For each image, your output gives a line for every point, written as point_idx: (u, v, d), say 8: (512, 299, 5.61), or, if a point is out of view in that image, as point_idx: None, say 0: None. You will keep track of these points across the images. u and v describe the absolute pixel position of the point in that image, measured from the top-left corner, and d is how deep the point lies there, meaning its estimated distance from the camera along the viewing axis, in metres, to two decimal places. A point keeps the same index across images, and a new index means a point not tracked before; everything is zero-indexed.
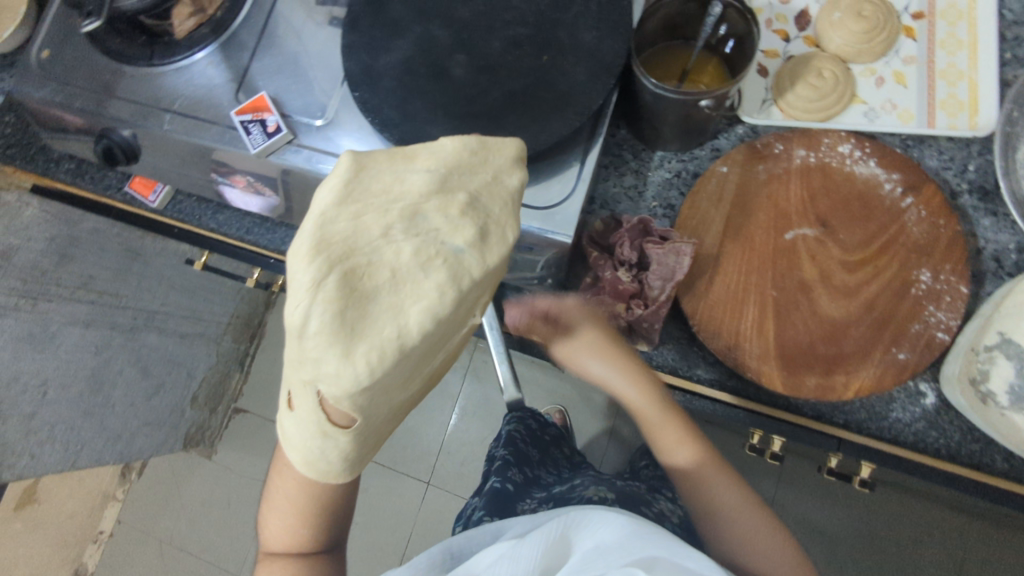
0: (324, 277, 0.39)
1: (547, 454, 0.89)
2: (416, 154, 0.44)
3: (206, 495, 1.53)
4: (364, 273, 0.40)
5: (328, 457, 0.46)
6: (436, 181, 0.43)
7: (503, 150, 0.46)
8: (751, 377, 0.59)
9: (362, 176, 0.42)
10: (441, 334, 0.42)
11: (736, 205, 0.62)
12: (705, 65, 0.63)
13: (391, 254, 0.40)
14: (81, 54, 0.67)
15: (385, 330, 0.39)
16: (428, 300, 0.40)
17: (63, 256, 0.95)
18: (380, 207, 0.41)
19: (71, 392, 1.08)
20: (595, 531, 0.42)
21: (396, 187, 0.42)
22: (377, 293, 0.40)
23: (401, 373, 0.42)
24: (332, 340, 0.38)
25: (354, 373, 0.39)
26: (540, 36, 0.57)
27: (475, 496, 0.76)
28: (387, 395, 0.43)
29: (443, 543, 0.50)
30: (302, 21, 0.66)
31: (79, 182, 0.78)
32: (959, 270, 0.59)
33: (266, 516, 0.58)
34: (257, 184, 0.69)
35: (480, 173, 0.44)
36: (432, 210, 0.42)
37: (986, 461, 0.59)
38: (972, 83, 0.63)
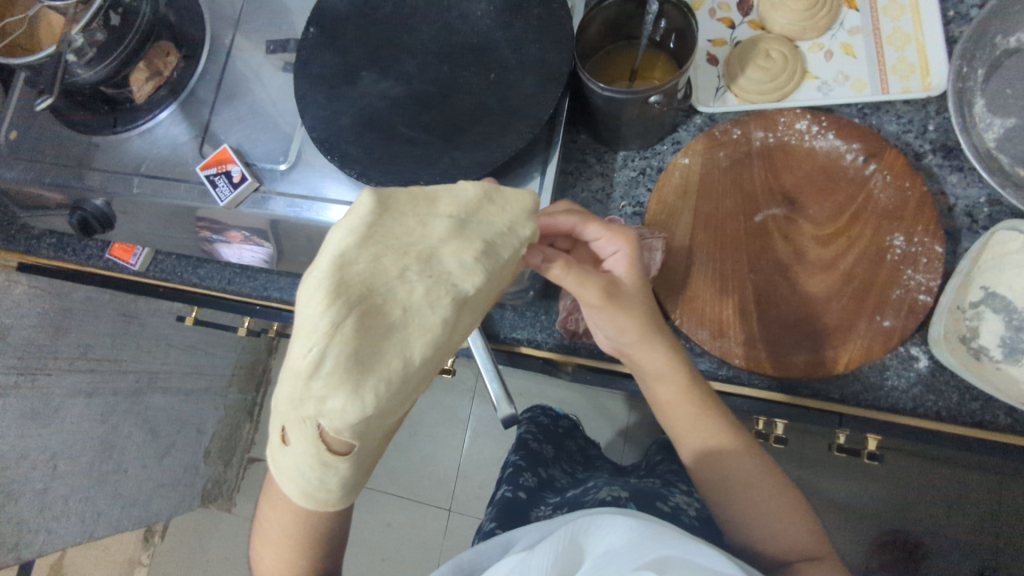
0: (340, 319, 0.38)
1: (560, 454, 0.86)
2: (438, 196, 0.44)
3: (229, 550, 1.52)
4: (378, 311, 0.40)
5: (325, 488, 0.43)
6: (456, 226, 0.43)
7: (518, 200, 0.47)
8: (739, 364, 0.59)
9: (386, 217, 0.41)
10: (436, 365, 0.44)
11: (702, 195, 0.62)
12: (653, 62, 0.64)
13: (405, 294, 0.41)
14: (47, 130, 0.68)
15: (393, 363, 0.40)
16: (433, 335, 0.41)
17: (58, 329, 0.98)
18: (399, 248, 0.41)
19: (81, 462, 1.09)
20: (604, 536, 0.40)
21: (419, 231, 0.42)
22: (388, 330, 0.40)
23: (401, 405, 0.43)
24: (344, 380, 0.38)
25: (361, 410, 0.38)
26: (485, 55, 0.58)
27: (488, 508, 0.74)
28: (387, 425, 0.44)
29: (453, 561, 0.48)
30: (256, 72, 0.68)
31: (62, 255, 0.79)
32: (931, 231, 0.58)
33: (263, 550, 0.58)
34: (251, 238, 0.70)
35: (496, 221, 0.45)
36: (449, 254, 0.42)
37: (989, 419, 0.57)
38: (920, 45, 0.64)
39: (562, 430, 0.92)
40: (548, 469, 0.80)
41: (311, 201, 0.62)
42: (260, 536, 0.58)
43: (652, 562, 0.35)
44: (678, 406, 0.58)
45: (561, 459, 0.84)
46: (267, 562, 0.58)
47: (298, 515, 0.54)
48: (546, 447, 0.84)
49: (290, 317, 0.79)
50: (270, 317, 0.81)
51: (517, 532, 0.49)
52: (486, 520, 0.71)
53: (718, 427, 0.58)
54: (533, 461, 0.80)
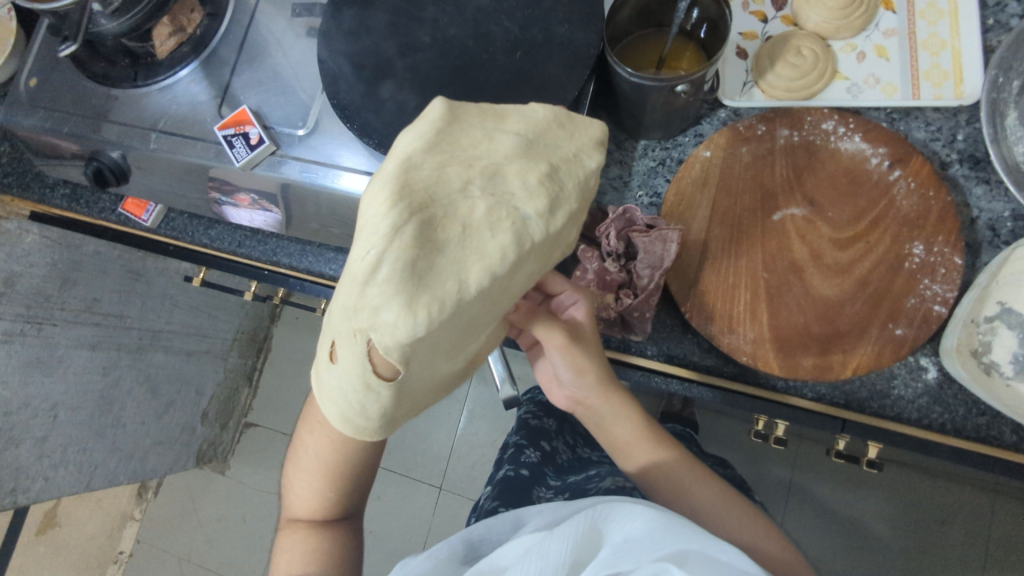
0: (403, 223, 0.35)
1: (563, 425, 0.86)
2: (506, 114, 0.40)
3: (221, 511, 1.54)
4: (439, 224, 0.36)
5: (365, 415, 0.44)
6: (522, 144, 0.39)
7: (587, 128, 0.42)
8: (746, 362, 0.58)
9: (454, 126, 0.38)
10: (491, 297, 0.39)
11: (722, 188, 0.62)
12: (682, 51, 0.63)
13: (465, 211, 0.36)
14: (67, 79, 0.68)
15: (447, 285, 0.36)
16: (491, 260, 0.36)
17: (66, 280, 0.98)
18: (464, 160, 0.38)
19: (82, 413, 1.10)
20: (625, 525, 0.41)
21: (485, 144, 0.38)
22: (446, 245, 0.36)
23: (449, 335, 0.39)
24: (400, 291, 0.35)
25: (412, 328, 0.35)
26: (513, 34, 0.57)
27: (488, 486, 0.74)
28: (431, 355, 0.41)
29: (463, 532, 0.50)
30: (280, 34, 0.67)
31: (74, 206, 0.79)
32: (952, 241, 0.58)
33: (293, 482, 0.62)
34: (259, 203, 0.70)
35: (562, 145, 0.41)
36: (513, 173, 0.38)
37: (994, 434, 0.57)
38: (956, 52, 0.63)
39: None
40: (551, 442, 0.80)
41: (326, 168, 0.62)
42: (296, 465, 0.61)
43: (673, 555, 0.36)
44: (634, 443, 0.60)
45: (564, 432, 0.84)
46: (297, 495, 0.62)
47: (336, 445, 0.57)
48: (549, 421, 0.84)
49: (297, 285, 0.79)
50: (276, 284, 0.80)
51: (527, 511, 0.50)
52: (486, 499, 0.72)
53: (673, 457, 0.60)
54: (535, 435, 0.80)
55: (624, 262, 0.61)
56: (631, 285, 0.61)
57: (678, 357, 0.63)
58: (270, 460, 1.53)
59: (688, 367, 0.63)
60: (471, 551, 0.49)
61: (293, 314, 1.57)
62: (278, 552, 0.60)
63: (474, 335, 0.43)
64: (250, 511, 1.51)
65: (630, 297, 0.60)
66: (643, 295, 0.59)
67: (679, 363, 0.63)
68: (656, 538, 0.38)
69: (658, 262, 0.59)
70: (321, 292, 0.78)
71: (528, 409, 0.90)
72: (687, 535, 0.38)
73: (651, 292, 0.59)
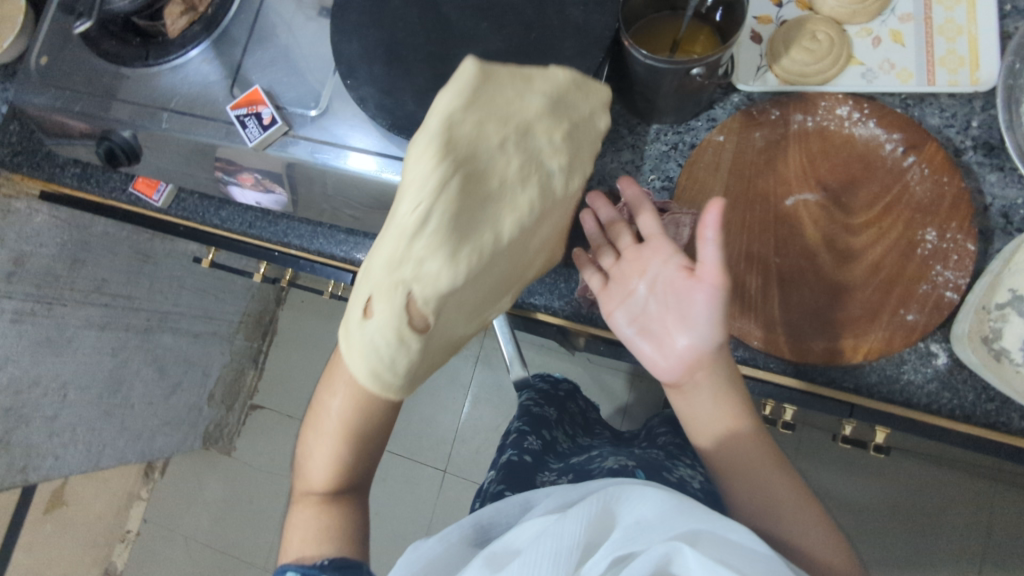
0: (448, 177, 0.43)
1: (562, 415, 0.86)
2: (533, 78, 0.47)
3: (226, 491, 1.55)
4: (477, 177, 0.45)
5: (392, 370, 0.50)
6: (550, 106, 0.47)
7: (597, 92, 0.51)
8: (757, 346, 0.59)
9: (486, 86, 0.44)
10: (513, 252, 0.49)
11: (736, 173, 0.62)
12: (696, 34, 0.62)
13: (501, 167, 0.45)
14: (78, 57, 0.68)
15: (485, 237, 0.45)
16: (521, 214, 0.47)
17: (75, 260, 0.98)
18: (498, 118, 0.45)
19: (91, 393, 1.11)
20: (636, 506, 0.43)
21: (517, 104, 0.46)
22: (486, 203, 0.45)
23: (477, 289, 0.49)
24: (443, 242, 0.44)
25: (454, 275, 0.44)
26: (528, 15, 0.57)
27: (491, 469, 0.75)
28: (461, 296, 0.47)
29: (472, 516, 0.51)
30: (291, 15, 0.66)
31: (85, 185, 0.79)
32: (965, 228, 0.58)
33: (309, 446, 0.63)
34: (263, 181, 0.70)
35: (578, 106, 0.49)
36: (541, 132, 0.47)
37: (1002, 421, 0.57)
38: (972, 38, 0.62)
39: (562, 393, 0.91)
40: (552, 432, 0.80)
41: (334, 148, 0.62)
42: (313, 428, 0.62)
43: (686, 533, 0.39)
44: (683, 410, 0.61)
45: (563, 422, 0.85)
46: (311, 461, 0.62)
47: (358, 403, 0.58)
48: (550, 410, 0.84)
49: (307, 267, 0.81)
50: (285, 264, 0.82)
51: (535, 494, 0.52)
52: (489, 483, 0.73)
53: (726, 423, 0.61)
54: (537, 424, 0.80)
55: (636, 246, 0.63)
56: None
57: None
58: (275, 442, 1.54)
59: None
60: (481, 534, 0.51)
61: (300, 296, 1.57)
62: (289, 529, 0.61)
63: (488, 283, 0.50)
64: (258, 494, 1.52)
65: None
66: None
67: None
68: (667, 518, 0.40)
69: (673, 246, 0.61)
70: (331, 273, 0.80)
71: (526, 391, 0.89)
72: (698, 514, 0.40)
73: None
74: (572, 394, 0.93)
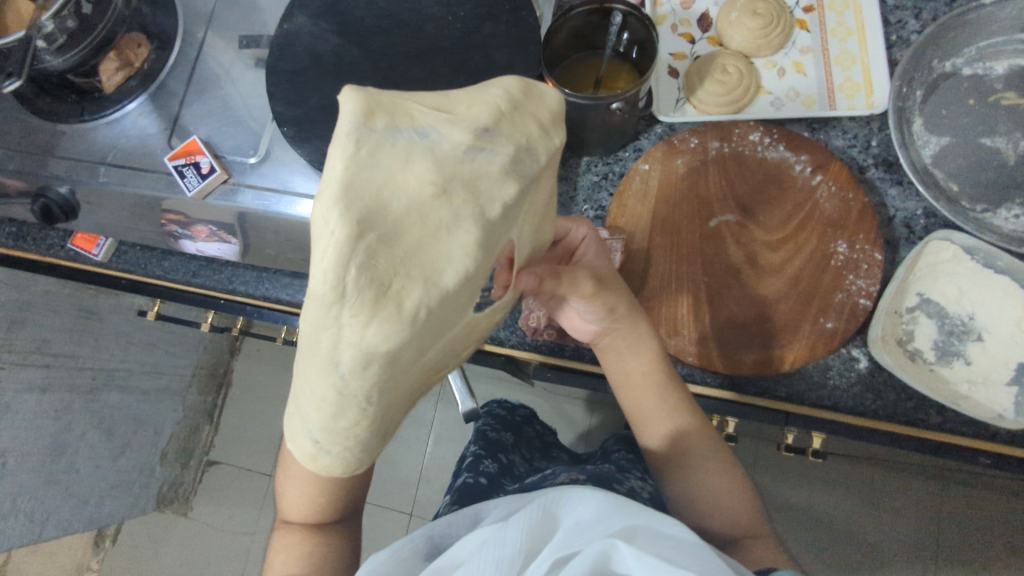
0: (356, 247, 0.32)
1: (520, 440, 0.87)
2: (457, 103, 0.36)
3: (183, 555, 1.49)
4: (389, 243, 0.34)
5: (329, 452, 0.46)
6: (439, 162, 0.34)
7: (488, 99, 0.37)
8: (692, 362, 0.61)
9: (381, 153, 0.32)
10: (431, 324, 0.38)
11: (662, 199, 0.65)
12: (617, 71, 0.66)
13: (413, 193, 0.34)
14: (12, 115, 0.68)
15: (410, 292, 0.35)
16: (452, 262, 0.36)
17: (14, 321, 0.95)
18: (404, 174, 0.33)
19: (32, 459, 1.07)
20: (574, 509, 0.44)
21: (403, 166, 0.33)
22: (406, 254, 0.34)
23: (412, 354, 0.40)
24: (381, 321, 0.35)
25: (383, 340, 0.35)
26: (456, 59, 0.60)
27: (447, 493, 0.75)
28: (400, 369, 0.41)
29: (425, 530, 0.52)
30: (229, 67, 0.68)
31: (21, 243, 0.77)
32: (872, 238, 0.62)
33: (285, 488, 0.62)
34: (218, 233, 0.73)
35: (478, 168, 0.36)
36: (412, 171, 0.34)
37: (922, 418, 0.60)
38: (865, 66, 0.68)
39: (520, 418, 0.93)
40: (508, 455, 0.81)
41: (280, 194, 0.64)
42: (286, 470, 0.61)
43: (622, 531, 0.40)
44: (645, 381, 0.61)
45: (520, 445, 0.85)
46: (288, 500, 0.62)
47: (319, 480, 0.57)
48: (505, 435, 0.85)
49: (254, 313, 0.80)
50: (233, 312, 0.81)
51: (485, 507, 0.53)
52: (445, 505, 0.73)
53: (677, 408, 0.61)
54: (493, 448, 0.81)
55: None
56: None
57: None
58: (233, 499, 1.49)
59: None
60: (434, 548, 0.51)
61: (255, 346, 1.56)
62: (273, 551, 0.63)
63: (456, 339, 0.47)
64: (217, 555, 1.46)
65: None
66: None
67: None
68: (604, 518, 0.41)
69: None
70: (278, 318, 0.80)
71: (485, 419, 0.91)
72: (633, 512, 0.41)
73: None
74: (529, 419, 0.95)
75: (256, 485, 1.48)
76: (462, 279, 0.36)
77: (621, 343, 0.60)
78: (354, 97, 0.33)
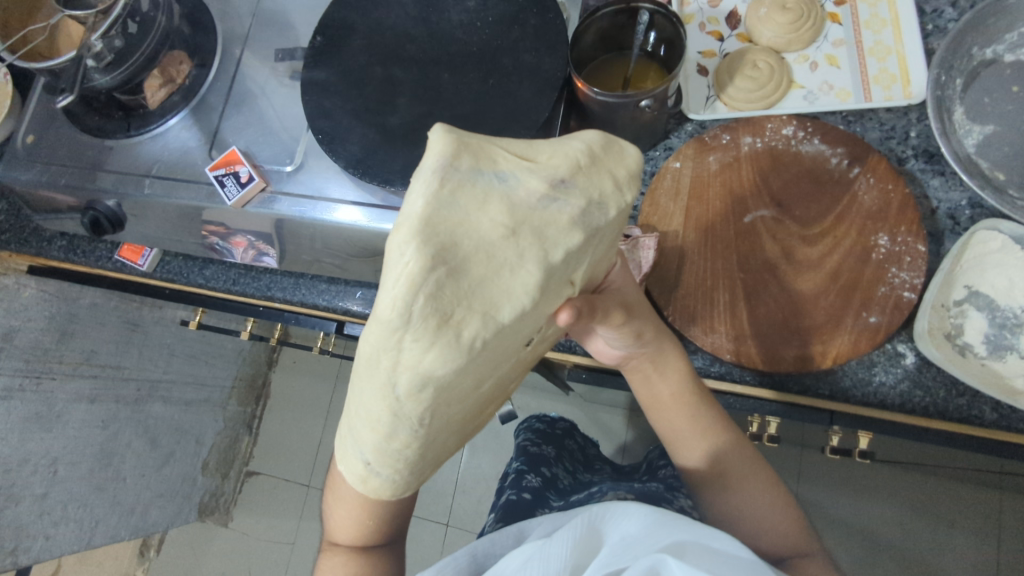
0: (428, 275, 0.34)
1: (561, 452, 0.88)
2: (539, 152, 0.38)
3: (226, 565, 1.52)
4: (460, 274, 0.36)
5: (380, 476, 0.47)
6: (513, 207, 0.36)
7: (568, 153, 0.39)
8: (731, 360, 0.60)
9: (458, 195, 0.35)
10: (487, 357, 0.40)
11: (694, 197, 0.65)
12: (646, 70, 0.66)
13: (484, 230, 0.36)
14: (63, 134, 0.71)
15: (471, 323, 0.36)
16: (515, 302, 0.37)
17: (64, 333, 0.99)
18: (478, 216, 0.36)
19: (83, 468, 1.11)
20: (619, 526, 0.44)
21: (479, 207, 0.36)
22: (472, 288, 0.36)
23: (470, 380, 0.41)
24: (441, 349, 0.37)
25: (441, 366, 0.37)
26: (485, 63, 0.61)
27: (493, 512, 0.75)
28: (455, 396, 0.42)
29: (468, 547, 0.52)
30: (266, 81, 0.70)
31: (72, 256, 0.81)
32: (914, 230, 0.60)
33: (333, 511, 0.63)
34: (257, 243, 0.73)
35: (551, 217, 0.37)
36: (487, 212, 0.36)
37: (974, 414, 0.58)
38: (901, 57, 0.67)
39: (560, 431, 0.93)
40: (550, 469, 0.81)
41: (316, 201, 0.65)
42: (334, 494, 0.61)
43: (671, 545, 0.39)
44: (674, 403, 0.61)
45: (562, 459, 0.86)
46: (337, 525, 0.63)
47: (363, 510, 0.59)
48: (547, 448, 0.86)
49: (291, 319, 0.83)
50: (271, 319, 0.84)
51: (529, 525, 0.54)
52: (490, 524, 0.73)
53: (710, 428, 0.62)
54: (535, 463, 0.82)
55: None
56: None
57: None
58: (274, 509, 1.51)
59: None
60: (477, 566, 0.51)
61: (291, 357, 1.59)
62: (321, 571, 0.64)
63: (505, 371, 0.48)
64: (259, 565, 1.48)
65: None
66: None
67: None
68: (650, 534, 0.41)
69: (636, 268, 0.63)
70: (314, 323, 0.82)
71: (526, 436, 0.92)
72: (682, 527, 0.41)
73: None
74: (569, 432, 0.96)
75: (296, 496, 1.50)
76: (519, 316, 0.37)
77: (648, 367, 0.61)
78: (443, 139, 0.36)
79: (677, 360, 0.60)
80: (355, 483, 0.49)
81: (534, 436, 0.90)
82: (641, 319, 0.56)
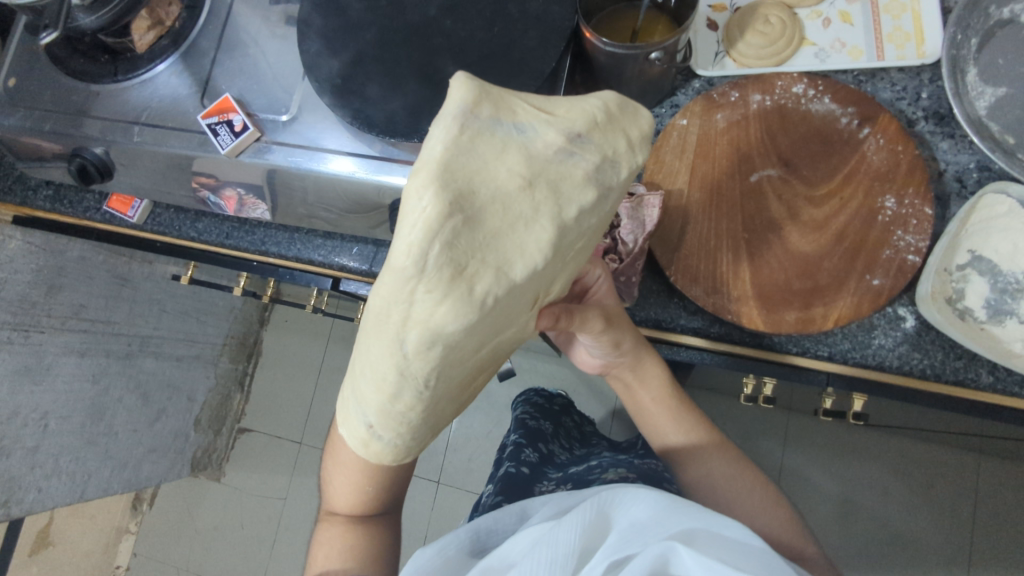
0: (445, 222, 0.34)
1: (558, 428, 0.92)
2: (555, 105, 0.37)
3: (218, 519, 1.54)
4: (476, 226, 0.35)
5: (382, 438, 0.47)
6: (529, 159, 0.36)
7: (585, 106, 0.38)
8: (732, 320, 0.60)
9: (477, 143, 0.34)
10: (496, 317, 0.39)
11: (700, 154, 0.63)
12: (655, 23, 0.64)
13: (501, 180, 0.35)
14: (46, 77, 0.68)
15: (484, 277, 0.36)
16: (528, 259, 0.36)
17: (52, 286, 0.97)
18: (495, 166, 0.35)
19: (73, 422, 1.10)
20: (629, 509, 0.45)
21: (496, 157, 0.35)
22: (487, 241, 0.36)
23: (477, 341, 0.40)
24: (452, 305, 0.36)
25: (450, 323, 0.36)
26: (490, 10, 0.58)
27: (491, 483, 0.77)
28: (460, 360, 0.41)
29: (470, 526, 0.54)
30: (258, 25, 0.67)
31: (59, 207, 0.79)
32: (922, 192, 0.60)
33: (333, 479, 0.64)
34: (247, 198, 0.72)
35: (567, 173, 0.37)
36: (505, 160, 0.35)
37: (971, 377, 0.59)
38: (916, 14, 0.65)
39: (558, 407, 0.98)
40: (548, 445, 0.85)
41: (311, 151, 0.63)
42: (334, 461, 0.62)
43: (681, 533, 0.40)
44: (657, 403, 0.67)
45: (560, 436, 0.90)
46: (335, 492, 0.64)
47: (359, 483, 0.61)
48: (545, 424, 0.90)
49: (286, 274, 0.80)
50: (265, 274, 0.81)
51: (531, 504, 0.55)
52: (488, 496, 0.75)
53: (693, 424, 0.67)
54: (534, 437, 0.85)
55: (609, 230, 0.64)
56: (617, 251, 0.64)
57: (666, 321, 0.64)
58: (266, 466, 1.52)
59: (676, 331, 0.65)
60: (478, 545, 0.53)
61: (283, 316, 1.58)
62: (318, 543, 0.65)
63: (510, 339, 0.47)
64: (251, 519, 1.50)
65: (616, 262, 0.63)
66: (628, 259, 0.62)
67: (666, 327, 0.65)
68: (660, 519, 0.42)
69: (641, 227, 0.62)
70: (311, 281, 0.79)
71: (524, 409, 0.96)
72: (691, 513, 0.42)
73: (635, 256, 0.62)
74: (566, 409, 1.00)
75: (287, 453, 1.50)
76: (530, 274, 0.37)
77: (628, 373, 0.66)
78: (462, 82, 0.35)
79: (657, 368, 0.65)
80: (357, 447, 0.49)
81: (531, 410, 0.93)
82: (620, 330, 0.59)
